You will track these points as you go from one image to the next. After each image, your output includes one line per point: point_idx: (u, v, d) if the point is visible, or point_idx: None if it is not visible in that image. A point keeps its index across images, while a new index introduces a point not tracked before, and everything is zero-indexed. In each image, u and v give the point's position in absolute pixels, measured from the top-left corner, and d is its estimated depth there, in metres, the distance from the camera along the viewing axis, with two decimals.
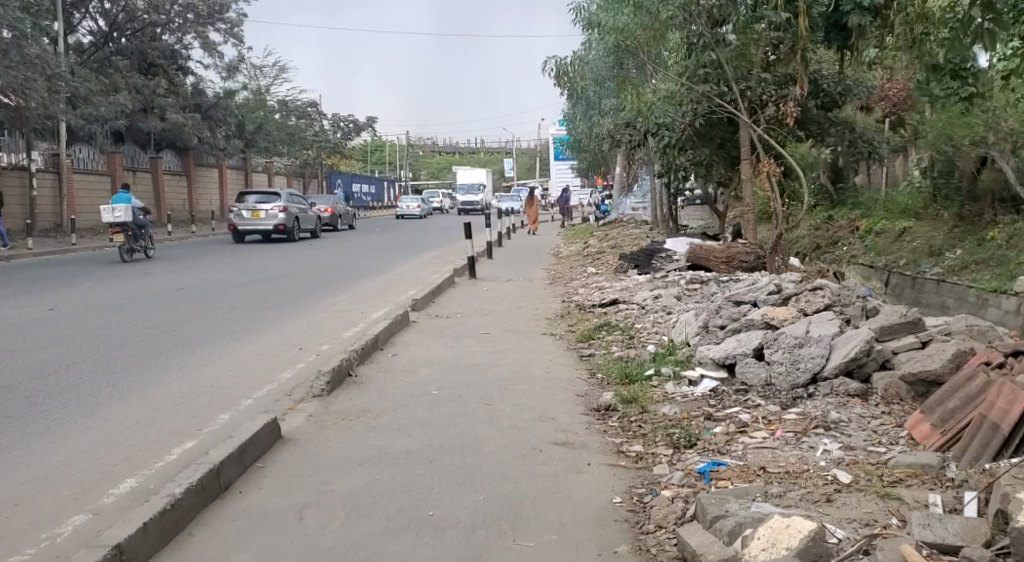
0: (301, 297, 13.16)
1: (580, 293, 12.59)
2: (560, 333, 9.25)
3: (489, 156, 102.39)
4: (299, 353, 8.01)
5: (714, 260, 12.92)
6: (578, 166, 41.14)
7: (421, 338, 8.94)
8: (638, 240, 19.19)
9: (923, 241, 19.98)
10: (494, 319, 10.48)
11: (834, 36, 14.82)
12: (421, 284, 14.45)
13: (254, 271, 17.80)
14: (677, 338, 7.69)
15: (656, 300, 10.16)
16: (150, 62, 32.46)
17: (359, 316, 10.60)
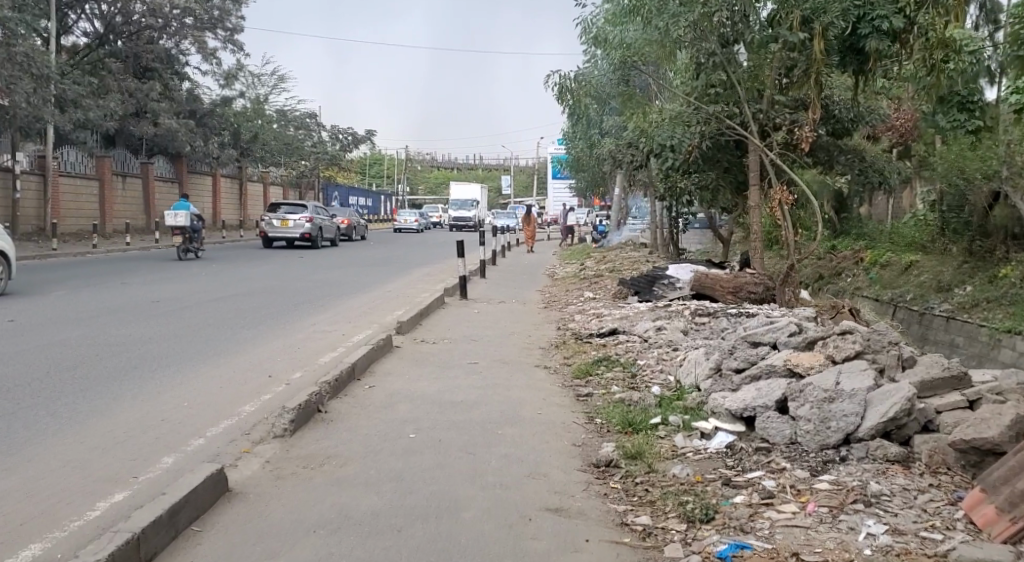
0: (280, 314, 12.41)
1: (576, 320, 11.89)
2: (554, 366, 8.53)
3: (487, 173, 101.87)
4: (267, 383, 7.25)
5: (720, 289, 12.25)
6: (576, 186, 40.47)
7: (404, 367, 8.21)
8: (637, 265, 18.51)
9: (931, 276, 19.32)
10: (485, 346, 9.74)
11: (849, 59, 14.02)
12: (409, 304, 13.73)
13: (237, 284, 17.08)
14: (687, 381, 6.99)
15: (661, 332, 9.45)
16: (145, 67, 31.76)
17: (339, 338, 9.84)
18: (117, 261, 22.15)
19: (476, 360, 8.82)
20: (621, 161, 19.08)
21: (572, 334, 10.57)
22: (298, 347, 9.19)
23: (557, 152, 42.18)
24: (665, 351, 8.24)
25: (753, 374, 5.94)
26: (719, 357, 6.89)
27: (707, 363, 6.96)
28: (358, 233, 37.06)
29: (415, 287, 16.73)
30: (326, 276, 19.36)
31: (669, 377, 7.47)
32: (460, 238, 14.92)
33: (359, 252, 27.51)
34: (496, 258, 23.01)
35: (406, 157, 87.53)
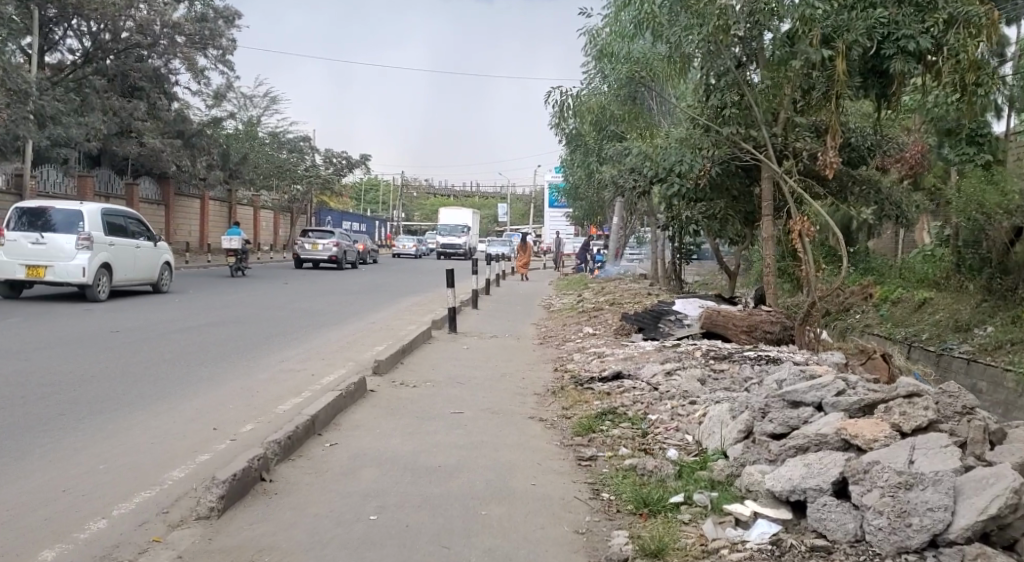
0: (253, 346, 11.35)
1: (574, 360, 10.78)
2: (550, 416, 7.44)
3: (483, 201, 101.05)
4: (208, 440, 6.12)
5: (733, 328, 11.16)
6: (573, 215, 39.41)
7: (377, 419, 7.08)
8: (638, 298, 17.43)
9: (947, 315, 18.22)
10: (471, 391, 8.61)
11: (871, 83, 12.42)
12: (392, 338, 12.62)
13: (211, 312, 15.92)
14: (711, 446, 5.88)
15: (674, 379, 8.33)
16: (131, 86, 30.58)
17: (308, 380, 8.73)
18: None
19: (460, 409, 7.68)
20: (623, 186, 18.14)
21: (571, 377, 9.45)
22: (259, 392, 8.08)
23: (553, 180, 41.10)
24: (681, 403, 7.11)
25: (799, 444, 4.84)
26: (749, 418, 5.78)
27: (735, 425, 5.85)
28: (375, 257, 39.65)
29: (400, 318, 15.61)
30: (308, 304, 18.21)
31: (687, 437, 6.35)
32: (450, 267, 13.78)
33: (346, 279, 26.29)
34: (488, 286, 21.90)
35: (401, 182, 86.47)
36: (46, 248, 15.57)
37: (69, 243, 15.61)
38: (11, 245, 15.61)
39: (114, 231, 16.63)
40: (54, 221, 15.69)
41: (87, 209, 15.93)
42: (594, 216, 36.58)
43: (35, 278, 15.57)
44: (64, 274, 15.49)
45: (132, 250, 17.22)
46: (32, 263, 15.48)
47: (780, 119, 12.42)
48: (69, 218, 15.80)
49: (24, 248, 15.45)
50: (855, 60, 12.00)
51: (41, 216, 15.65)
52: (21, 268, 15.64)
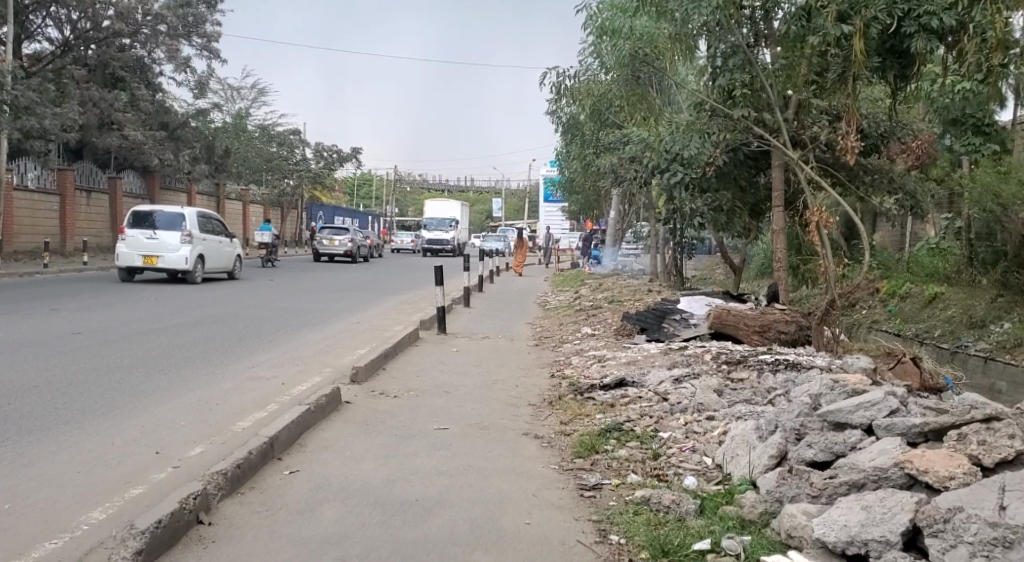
0: (226, 349, 10.52)
1: (571, 364, 9.92)
2: (546, 432, 6.57)
3: (477, 196, 100.11)
4: (149, 467, 5.28)
5: (744, 328, 10.31)
6: (569, 208, 38.51)
7: (347, 437, 6.21)
8: (639, 294, 16.57)
9: (961, 309, 17.37)
10: (459, 402, 7.74)
11: (891, 62, 11.42)
12: (377, 340, 11.78)
13: (187, 311, 14.98)
14: (734, 474, 5.03)
15: (685, 389, 7.46)
16: (113, 76, 29.59)
17: (277, 391, 7.86)
18: (63, 282, 20.19)
19: (445, 424, 6.80)
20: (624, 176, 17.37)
21: (568, 385, 8.59)
22: (218, 405, 7.21)
23: (548, 173, 40.11)
24: (696, 418, 6.24)
25: (852, 480, 4.04)
26: (780, 442, 4.92)
27: (763, 449, 5.01)
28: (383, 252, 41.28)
29: (385, 317, 14.77)
30: (290, 302, 17.29)
31: (706, 460, 5.49)
32: (438, 263, 12.90)
33: (333, 274, 25.41)
34: (482, 282, 21.04)
35: (395, 178, 85.46)
36: (155, 242, 19.46)
37: (173, 238, 19.50)
38: (129, 240, 19.55)
39: (204, 230, 20.64)
40: (158, 222, 19.58)
41: (185, 212, 19.86)
42: (590, 209, 35.65)
43: (149, 265, 19.49)
44: (172, 262, 19.42)
45: (216, 245, 21.14)
46: (145, 254, 19.36)
47: (796, 101, 11.49)
48: (171, 219, 19.70)
49: (139, 242, 19.38)
50: (874, 38, 11.07)
51: (149, 217, 19.55)
52: (136, 257, 19.55)
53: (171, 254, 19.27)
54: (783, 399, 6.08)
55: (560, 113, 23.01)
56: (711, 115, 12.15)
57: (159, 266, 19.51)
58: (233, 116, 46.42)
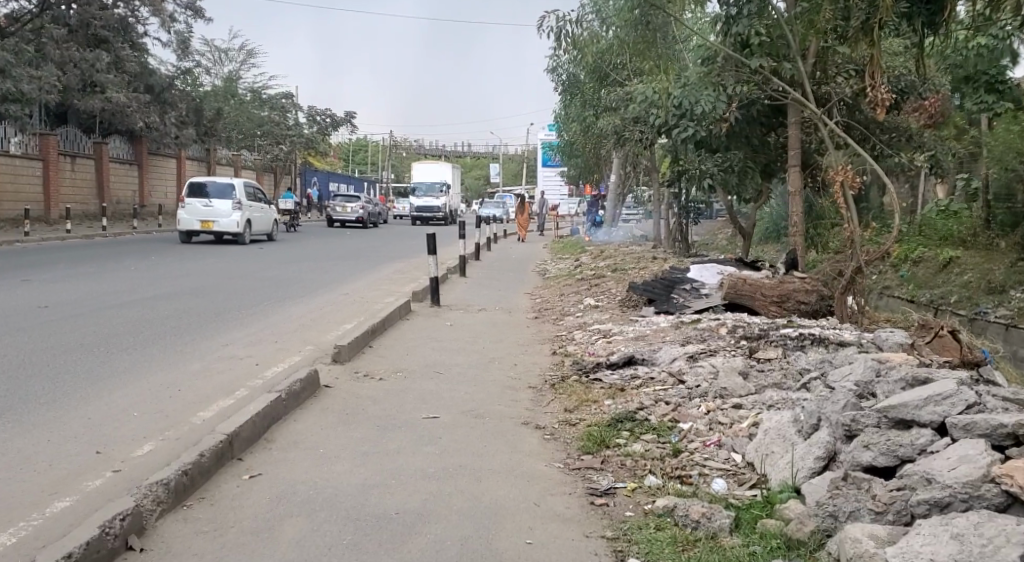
0: (206, 324, 9.80)
1: (573, 339, 9.16)
2: (547, 422, 5.80)
3: (475, 160, 98.82)
4: (89, 469, 4.54)
5: (762, 299, 9.56)
6: (568, 172, 37.47)
7: (322, 431, 5.44)
8: (643, 261, 15.76)
9: (979, 273, 16.46)
10: (450, 385, 6.97)
11: (918, 8, 10.51)
12: (365, 313, 11.03)
13: (166, 281, 14.17)
14: (771, 478, 4.24)
15: (703, 371, 6.71)
16: (95, 37, 28.58)
17: (251, 373, 7.10)
18: (45, 251, 19.49)
19: (434, 413, 6.04)
20: (628, 137, 16.63)
21: (571, 364, 7.83)
22: (184, 390, 6.46)
23: (545, 137, 39.04)
24: (719, 405, 5.46)
25: (933, 499, 3.31)
26: (827, 440, 4.14)
27: (805, 450, 4.23)
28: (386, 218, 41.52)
29: (377, 287, 14.02)
30: (278, 272, 16.48)
31: (734, 458, 4.74)
32: (431, 230, 12.09)
33: (326, 242, 24.63)
34: (478, 250, 20.24)
35: (391, 143, 84.20)
36: (209, 209, 22.03)
37: (224, 205, 22.03)
38: (187, 208, 22.11)
39: (250, 198, 23.16)
40: (211, 191, 22.12)
41: (234, 183, 22.40)
42: (589, 173, 34.75)
43: (206, 229, 22.06)
44: (225, 227, 21.99)
45: (260, 211, 23.67)
46: (202, 219, 21.90)
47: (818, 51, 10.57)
48: (222, 189, 22.24)
49: (196, 209, 21.95)
50: None
51: (203, 188, 22.09)
52: (194, 222, 22.10)
53: (225, 219, 21.82)
54: (820, 384, 5.30)
55: (561, 71, 22.19)
56: (725, 67, 11.23)
57: (214, 229, 22.05)
58: (223, 80, 45.50)
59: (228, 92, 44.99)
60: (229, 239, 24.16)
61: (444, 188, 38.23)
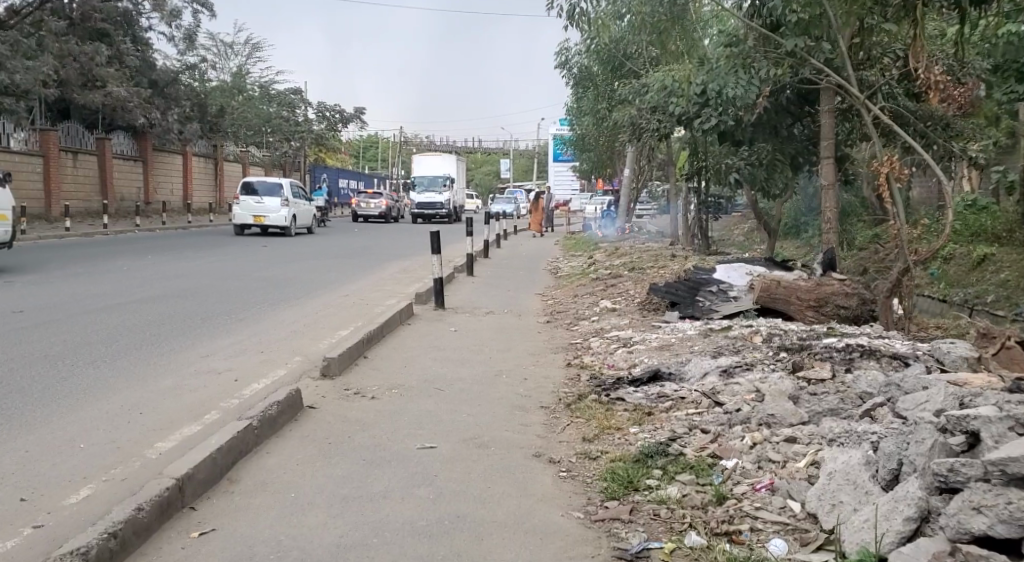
0: (193, 330, 9.04)
1: (589, 348, 8.32)
2: (561, 454, 4.97)
3: (486, 157, 98.02)
4: (3, 525, 3.73)
5: (796, 304, 8.76)
6: (580, 168, 36.47)
7: (296, 469, 4.62)
8: (661, 260, 14.88)
9: (1017, 271, 15.43)
10: (452, 404, 6.14)
11: None
12: (364, 317, 10.23)
13: (155, 283, 13.35)
14: (844, 542, 3.39)
15: (742, 392, 5.86)
16: (97, 30, 27.88)
17: (230, 390, 6.31)
18: (38, 249, 18.80)
19: (431, 441, 5.21)
20: (645, 130, 15.80)
21: (588, 378, 6.99)
22: (149, 411, 5.68)
23: (557, 131, 38.04)
24: (769, 438, 4.60)
25: None
26: (916, 496, 3.30)
27: (888, 505, 3.39)
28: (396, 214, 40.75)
29: (380, 288, 13.22)
30: (276, 272, 15.66)
31: (792, 506, 3.89)
32: (435, 229, 11.27)
33: (330, 240, 23.82)
34: (487, 248, 19.38)
35: (402, 139, 83.41)
36: (261, 206, 24.24)
37: (274, 202, 24.25)
38: (241, 204, 24.28)
39: (296, 195, 25.40)
40: (261, 189, 24.29)
41: (281, 181, 24.57)
42: (602, 168, 33.82)
43: (258, 224, 24.23)
44: (276, 222, 24.18)
45: (305, 207, 25.87)
46: (255, 215, 24.13)
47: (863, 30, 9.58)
48: (270, 187, 24.42)
49: (249, 206, 24.19)
50: None
51: (254, 187, 24.29)
52: (248, 217, 24.32)
53: (275, 216, 23.95)
54: (890, 415, 4.44)
55: (572, 64, 21.30)
56: (758, 48, 10.29)
57: (266, 224, 24.26)
58: (230, 75, 44.96)
59: (234, 88, 44.39)
60: (275, 232, 26.40)
61: (447, 182, 35.85)
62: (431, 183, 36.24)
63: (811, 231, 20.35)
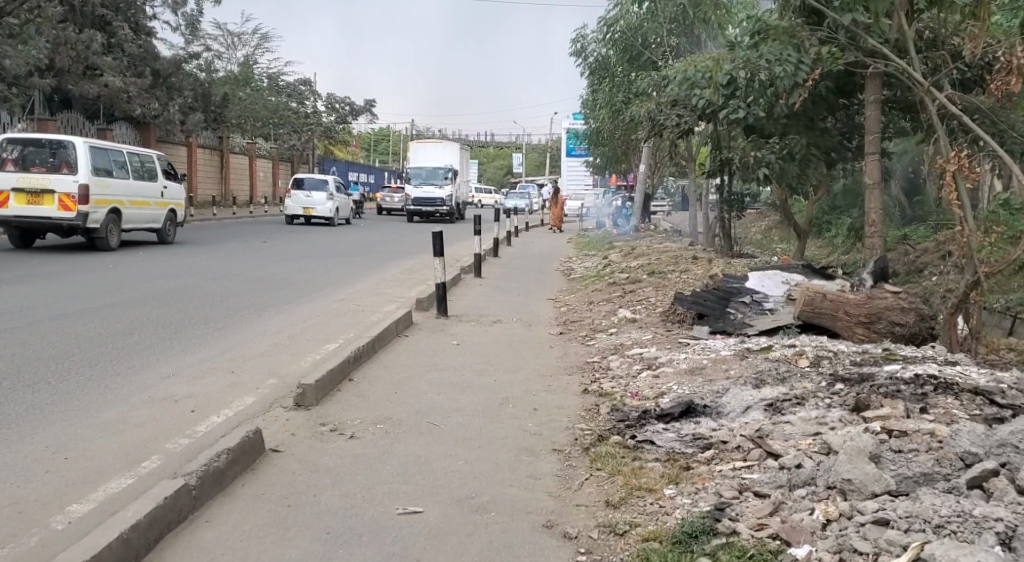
0: (161, 343, 8.03)
1: (608, 369, 7.28)
2: (576, 525, 3.96)
3: (498, 151, 97.20)
4: None
5: (844, 319, 7.76)
6: (594, 162, 35.41)
7: (240, 549, 3.64)
8: (682, 263, 13.86)
9: None
10: (448, 447, 5.12)
11: None
12: (357, 326, 9.22)
13: (135, 282, 12.34)
14: None
15: (800, 440, 4.83)
16: (96, 15, 26.85)
17: (181, 427, 5.30)
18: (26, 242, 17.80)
19: (415, 502, 4.21)
20: (664, 125, 14.79)
21: (608, 410, 5.97)
22: (75, 456, 4.69)
23: (571, 126, 36.84)
24: (848, 514, 3.60)
25: None
26: None
27: None
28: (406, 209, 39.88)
29: (379, 292, 12.18)
30: (271, 271, 14.67)
31: None
32: (438, 228, 10.23)
33: (333, 234, 22.77)
34: (497, 247, 18.32)
35: (413, 133, 82.39)
36: (309, 200, 26.87)
37: (321, 196, 26.90)
38: (293, 198, 27.01)
39: (339, 190, 27.99)
40: (309, 185, 26.99)
41: (327, 178, 27.26)
42: (617, 162, 32.66)
43: (307, 215, 26.91)
44: (322, 214, 26.86)
45: (346, 201, 28.42)
46: (303, 207, 26.74)
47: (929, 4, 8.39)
48: (317, 183, 27.07)
49: (298, 200, 26.78)
50: None
51: (302, 182, 26.92)
52: (297, 209, 26.95)
53: (322, 208, 26.67)
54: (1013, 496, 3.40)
55: (589, 53, 20.24)
56: (804, 22, 9.10)
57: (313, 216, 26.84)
58: (238, 65, 43.93)
59: (242, 77, 43.45)
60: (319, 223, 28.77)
61: (449, 174, 31.33)
62: (430, 176, 31.55)
63: (840, 231, 19.20)
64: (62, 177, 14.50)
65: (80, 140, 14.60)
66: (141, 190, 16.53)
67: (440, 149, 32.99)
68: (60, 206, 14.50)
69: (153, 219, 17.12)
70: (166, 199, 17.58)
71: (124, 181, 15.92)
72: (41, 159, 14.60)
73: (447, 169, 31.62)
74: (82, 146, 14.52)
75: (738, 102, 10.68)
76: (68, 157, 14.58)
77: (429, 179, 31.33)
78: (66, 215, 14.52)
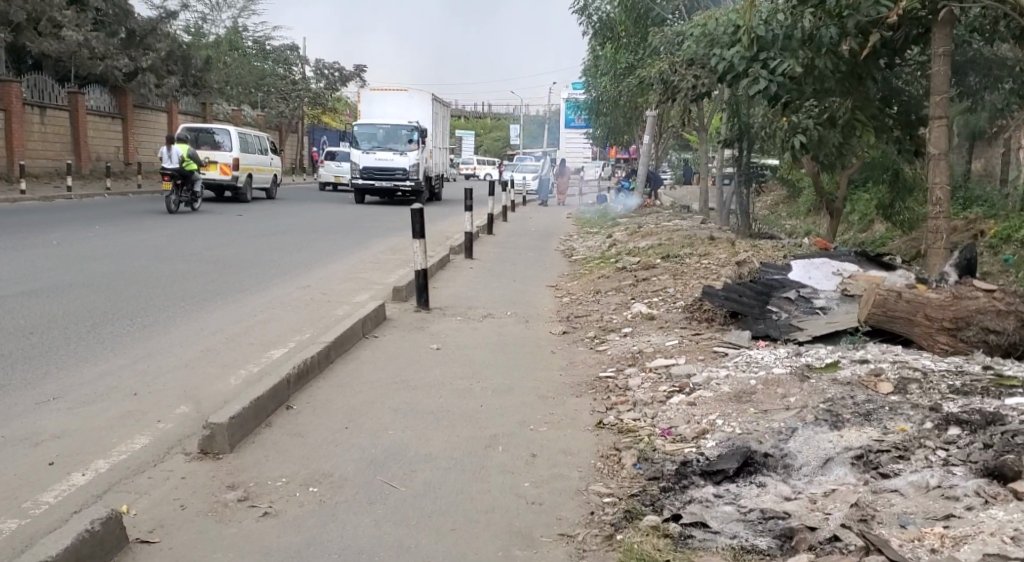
0: (63, 346, 6.35)
1: (627, 391, 5.66)
2: None
3: (495, 122, 95.20)
4: None
5: (923, 324, 6.14)
6: (595, 134, 33.74)
7: None
8: (699, 243, 12.25)
9: None
10: (407, 531, 3.53)
11: None
12: (319, 322, 7.61)
13: (71, 260, 10.67)
14: None
15: (926, 535, 3.24)
16: None
17: (25, 491, 3.69)
18: None
19: None
20: (678, 89, 13.01)
21: (634, 460, 4.37)
22: None
23: (570, 96, 35.09)
24: None
25: None
26: None
27: None
28: None
29: (351, 277, 10.50)
30: (235, 248, 13.00)
31: None
32: (417, 204, 8.57)
33: (313, 207, 20.98)
34: (491, 223, 16.61)
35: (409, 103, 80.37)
36: (340, 169, 27.48)
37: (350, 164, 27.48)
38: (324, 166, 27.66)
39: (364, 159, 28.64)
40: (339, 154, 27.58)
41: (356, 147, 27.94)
42: (619, 134, 31.06)
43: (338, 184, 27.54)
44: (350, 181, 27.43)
45: None
46: (334, 175, 27.34)
47: None
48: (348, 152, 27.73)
49: (330, 168, 27.40)
50: None
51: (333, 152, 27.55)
52: (330, 177, 27.58)
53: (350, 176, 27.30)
54: None
55: (593, 12, 18.25)
56: None
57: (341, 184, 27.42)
58: (223, 28, 41.81)
59: (228, 43, 41.49)
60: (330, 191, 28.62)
61: (415, 136, 22.39)
62: (389, 138, 22.56)
63: (860, 208, 17.60)
64: (222, 152, 20.41)
65: (231, 127, 20.51)
66: (259, 160, 22.48)
67: (402, 101, 23.83)
68: (221, 171, 20.41)
69: (263, 182, 23.07)
70: (271, 166, 23.44)
71: (252, 154, 21.92)
72: (204, 139, 20.41)
73: (414, 129, 22.60)
74: (234, 132, 20.45)
75: (767, 56, 9.03)
76: (224, 140, 20.60)
77: (386, 142, 22.37)
78: (226, 178, 20.44)
